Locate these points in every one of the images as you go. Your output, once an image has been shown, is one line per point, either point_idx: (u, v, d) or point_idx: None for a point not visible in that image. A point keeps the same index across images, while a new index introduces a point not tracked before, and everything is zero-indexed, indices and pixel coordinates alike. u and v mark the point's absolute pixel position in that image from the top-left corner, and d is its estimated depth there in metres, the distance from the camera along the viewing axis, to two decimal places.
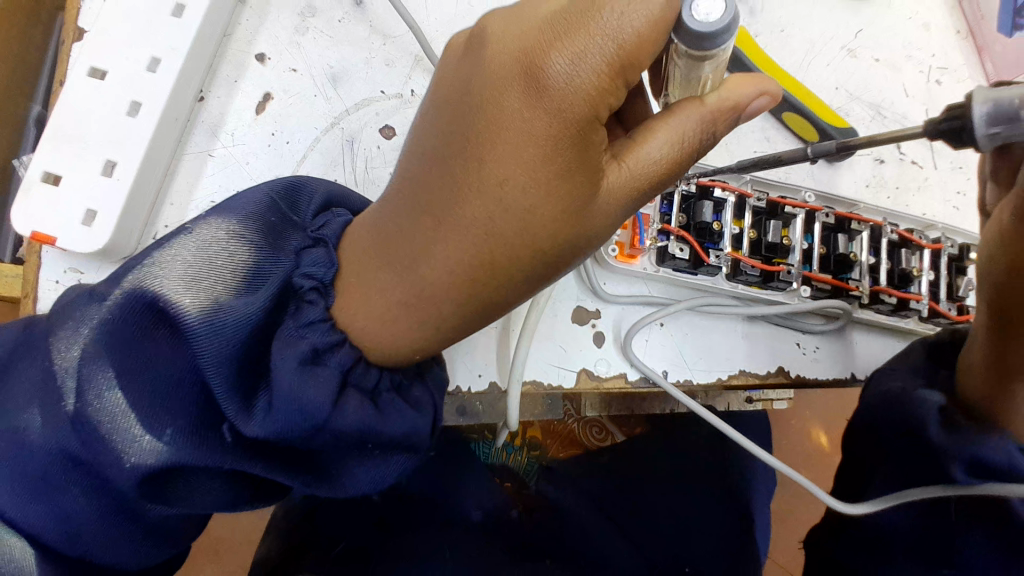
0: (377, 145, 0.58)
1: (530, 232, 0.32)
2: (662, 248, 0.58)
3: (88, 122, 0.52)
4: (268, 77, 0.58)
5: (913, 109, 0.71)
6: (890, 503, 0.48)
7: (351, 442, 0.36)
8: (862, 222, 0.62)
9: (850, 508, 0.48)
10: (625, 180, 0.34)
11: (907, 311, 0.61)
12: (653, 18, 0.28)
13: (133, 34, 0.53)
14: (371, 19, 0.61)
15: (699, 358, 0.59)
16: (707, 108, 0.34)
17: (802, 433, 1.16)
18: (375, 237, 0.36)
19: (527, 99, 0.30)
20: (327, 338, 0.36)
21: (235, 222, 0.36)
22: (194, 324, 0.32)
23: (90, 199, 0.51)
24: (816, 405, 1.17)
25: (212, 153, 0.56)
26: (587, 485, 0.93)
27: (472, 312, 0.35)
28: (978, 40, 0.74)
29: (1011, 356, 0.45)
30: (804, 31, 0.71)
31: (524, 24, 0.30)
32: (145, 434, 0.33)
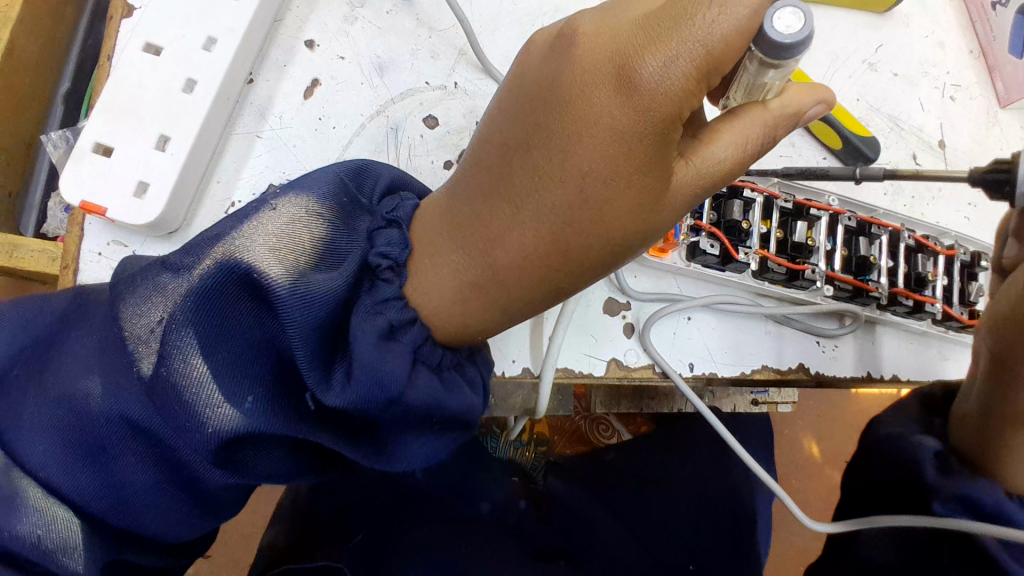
0: (420, 134, 0.60)
1: (604, 222, 0.34)
2: (694, 243, 0.60)
3: (142, 97, 0.53)
4: (316, 63, 0.59)
5: (929, 122, 0.74)
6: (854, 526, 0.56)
7: (417, 416, 0.38)
8: (881, 226, 0.64)
9: (813, 523, 0.58)
10: (692, 178, 0.36)
11: (922, 313, 0.64)
12: (738, 27, 0.29)
13: (190, 14, 0.55)
14: (418, 12, 0.62)
15: (724, 353, 0.61)
16: (771, 113, 0.35)
17: (800, 436, 1.19)
18: (447, 222, 0.38)
19: (614, 98, 0.32)
20: (402, 315, 0.37)
21: (314, 201, 0.37)
22: (280, 297, 0.34)
23: (142, 171, 0.52)
24: (814, 409, 1.21)
25: (260, 135, 0.57)
26: (590, 480, 0.95)
27: (538, 294, 0.38)
28: (990, 60, 0.77)
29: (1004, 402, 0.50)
30: (828, 43, 0.73)
31: (617, 27, 0.32)
32: (225, 401, 0.34)
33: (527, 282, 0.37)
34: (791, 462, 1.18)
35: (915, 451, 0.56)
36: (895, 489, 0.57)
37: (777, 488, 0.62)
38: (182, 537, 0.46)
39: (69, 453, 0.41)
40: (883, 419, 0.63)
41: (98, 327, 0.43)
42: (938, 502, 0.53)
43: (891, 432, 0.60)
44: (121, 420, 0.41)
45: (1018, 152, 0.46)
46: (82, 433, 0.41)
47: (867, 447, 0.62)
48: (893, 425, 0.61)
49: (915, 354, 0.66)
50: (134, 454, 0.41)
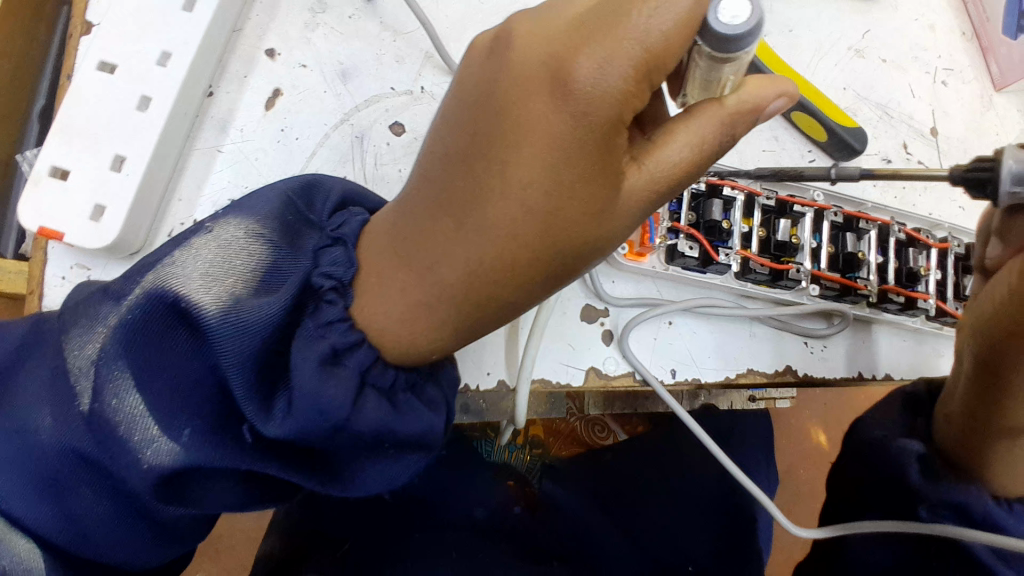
0: (386, 142, 0.58)
1: (550, 235, 0.33)
2: (672, 246, 0.58)
3: (97, 118, 0.52)
4: (277, 73, 0.58)
5: (920, 109, 0.71)
6: (838, 532, 0.54)
7: (368, 442, 0.36)
8: (870, 221, 0.62)
9: (798, 530, 0.56)
10: (645, 183, 0.34)
11: (915, 310, 0.62)
12: (681, 20, 0.28)
13: (143, 29, 0.54)
14: (381, 16, 0.60)
15: (707, 358, 0.59)
16: (727, 111, 0.33)
17: (806, 429, 1.16)
18: (392, 240, 0.37)
19: (551, 104, 0.30)
20: (347, 337, 0.36)
21: (253, 221, 0.36)
22: (214, 324, 0.32)
23: (98, 194, 0.51)
24: (817, 404, 1.18)
25: (221, 150, 0.56)
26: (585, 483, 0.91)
27: (491, 311, 0.36)
28: (984, 42, 0.74)
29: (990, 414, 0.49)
30: (813, 31, 0.70)
31: (551, 28, 0.30)
32: (164, 434, 0.33)
33: (478, 300, 0.35)
34: (795, 453, 1.15)
35: (898, 455, 0.56)
36: (881, 492, 0.57)
37: (766, 498, 0.60)
38: (148, 565, 0.45)
39: (22, 488, 0.40)
40: (868, 418, 0.62)
41: (49, 358, 0.41)
42: (924, 507, 0.53)
43: (873, 436, 0.59)
44: (70, 453, 0.40)
45: (1002, 148, 0.43)
46: (34, 466, 0.40)
47: (856, 454, 0.61)
48: (878, 425, 0.60)
49: (909, 352, 0.63)
50: (87, 486, 0.40)
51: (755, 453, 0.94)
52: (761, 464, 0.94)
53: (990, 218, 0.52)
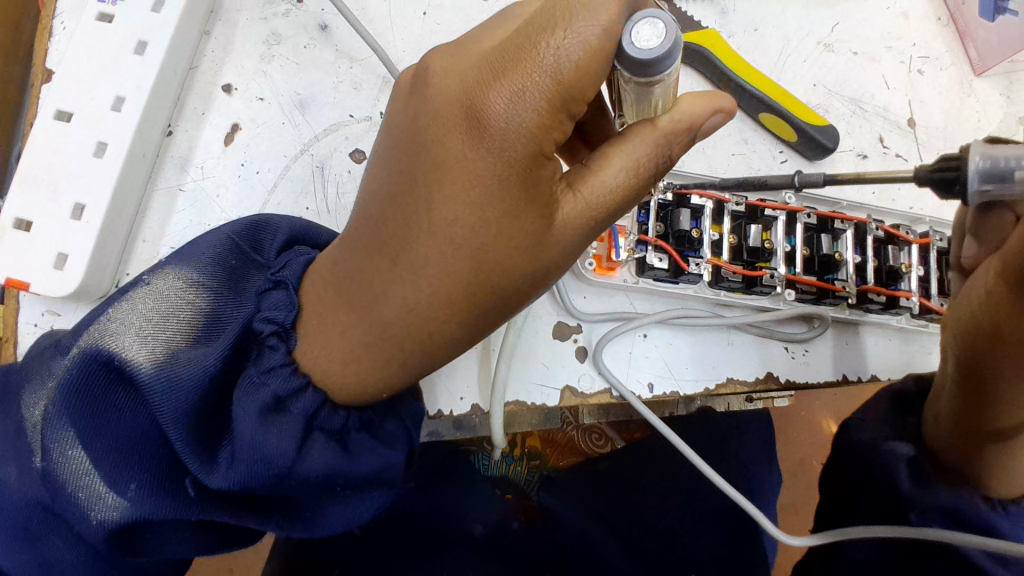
0: (347, 170, 0.58)
1: (485, 268, 0.32)
2: (642, 259, 0.57)
3: (57, 168, 0.52)
4: (234, 108, 0.58)
5: (895, 100, 0.70)
6: (830, 539, 0.52)
7: (319, 487, 0.35)
8: (845, 220, 0.60)
9: (789, 540, 0.56)
10: (581, 210, 0.33)
11: (898, 309, 0.60)
12: (590, 49, 0.27)
13: (97, 76, 0.54)
14: (337, 43, 0.60)
15: (685, 369, 0.58)
16: (660, 131, 0.33)
17: (818, 421, 1.12)
18: (333, 282, 0.36)
19: (469, 140, 0.30)
20: (290, 383, 0.35)
21: (192, 270, 0.36)
22: (151, 379, 0.32)
23: (61, 242, 0.51)
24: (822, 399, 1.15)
25: (183, 188, 0.56)
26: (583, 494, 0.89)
27: (436, 348, 0.35)
28: (960, 27, 0.72)
29: (979, 421, 0.47)
30: (780, 28, 0.68)
31: (466, 64, 0.30)
32: (109, 491, 0.32)
33: (421, 337, 0.35)
34: (805, 447, 1.12)
35: (888, 458, 0.55)
36: (872, 499, 0.55)
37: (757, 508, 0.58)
38: None
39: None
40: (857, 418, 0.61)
41: (9, 407, 0.39)
42: (915, 513, 0.51)
43: (863, 438, 0.58)
44: (35, 505, 0.38)
45: (966, 146, 0.41)
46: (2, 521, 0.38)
47: (846, 462, 0.59)
48: (867, 427, 0.58)
49: (895, 351, 0.62)
50: (59, 536, 0.38)
51: (754, 456, 0.92)
52: (761, 467, 0.92)
53: (964, 215, 0.50)
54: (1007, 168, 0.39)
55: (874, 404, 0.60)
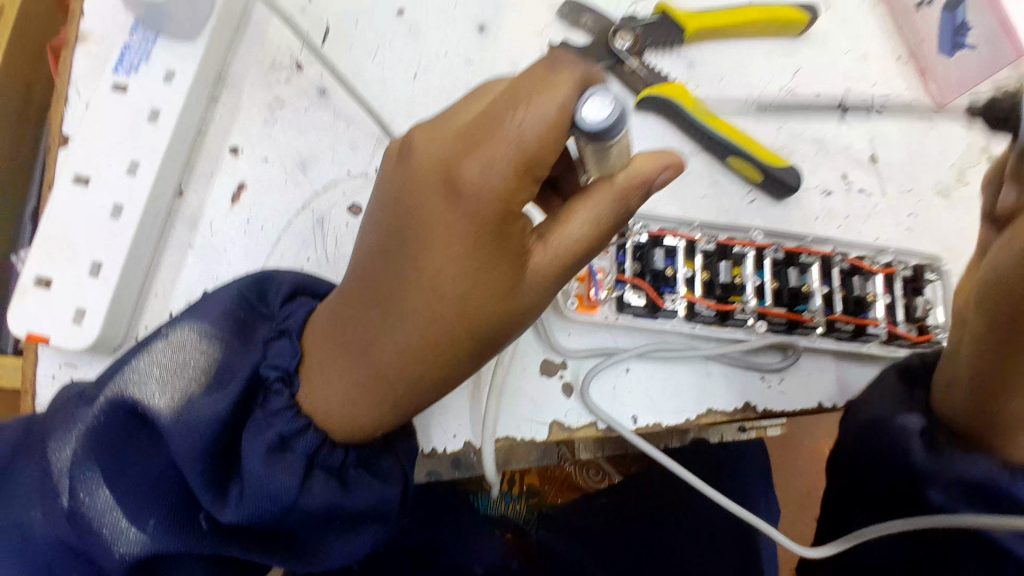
0: (345, 223, 0.62)
1: (466, 313, 0.36)
2: (620, 297, 0.61)
3: (76, 230, 0.56)
4: (241, 169, 0.63)
5: (857, 139, 0.73)
6: (850, 544, 0.54)
7: (321, 520, 0.38)
8: (811, 254, 0.65)
9: (805, 551, 0.56)
10: (551, 259, 0.37)
11: (867, 336, 0.63)
12: (549, 122, 0.32)
13: (114, 146, 0.59)
14: (334, 106, 0.65)
15: (666, 402, 0.61)
16: (616, 188, 0.37)
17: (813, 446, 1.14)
18: (331, 329, 0.40)
19: (448, 202, 0.34)
20: (293, 424, 0.39)
21: (204, 323, 0.39)
22: (170, 422, 0.36)
23: (78, 298, 0.55)
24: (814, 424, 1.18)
25: (193, 245, 0.61)
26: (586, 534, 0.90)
27: (424, 386, 0.39)
28: (921, 62, 0.75)
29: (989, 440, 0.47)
30: (744, 77, 0.73)
31: (444, 136, 0.34)
32: (131, 526, 0.36)
33: (411, 378, 0.38)
34: (800, 471, 1.13)
35: (867, 478, 0.57)
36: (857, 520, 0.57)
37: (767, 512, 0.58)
38: None
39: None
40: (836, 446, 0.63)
41: (36, 456, 0.41)
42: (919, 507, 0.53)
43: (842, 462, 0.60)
44: (58, 545, 0.40)
45: None
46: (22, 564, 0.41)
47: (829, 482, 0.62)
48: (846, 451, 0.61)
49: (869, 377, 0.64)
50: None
51: (747, 483, 0.94)
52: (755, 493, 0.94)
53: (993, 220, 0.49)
54: None
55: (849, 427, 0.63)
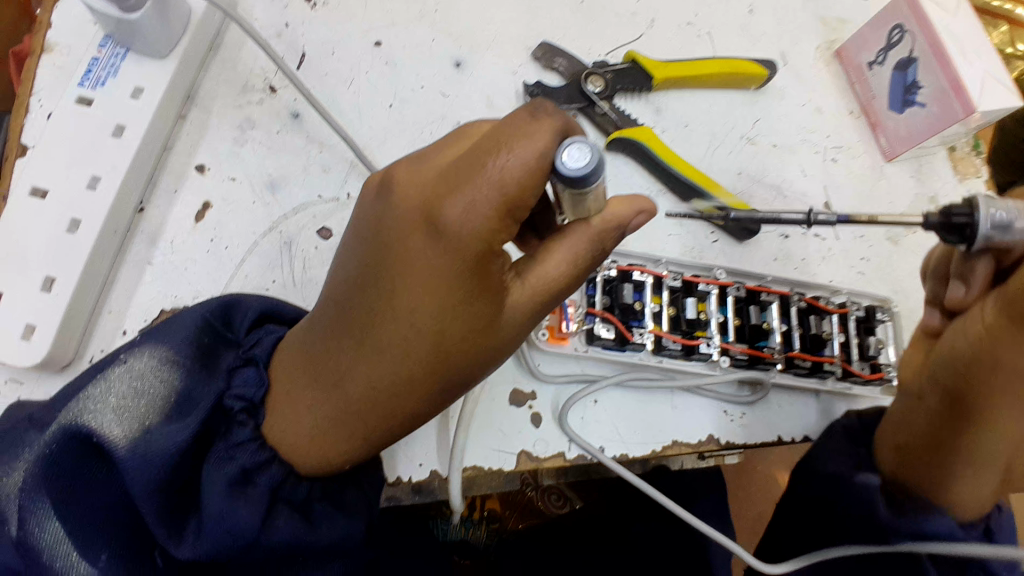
0: (314, 246, 0.61)
1: (443, 349, 0.37)
2: (590, 330, 0.62)
3: (29, 242, 0.54)
4: (206, 186, 0.62)
5: (812, 187, 0.77)
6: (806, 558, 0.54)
7: (283, 558, 0.38)
8: (771, 293, 0.67)
9: (768, 569, 0.53)
10: (528, 296, 0.38)
11: (823, 372, 0.66)
12: (530, 168, 0.32)
13: (74, 157, 0.57)
14: (308, 129, 0.65)
15: (631, 432, 0.62)
16: (593, 230, 0.39)
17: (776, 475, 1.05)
18: (301, 359, 0.40)
19: (428, 241, 0.35)
20: (256, 457, 0.39)
21: (168, 350, 0.39)
22: (125, 453, 0.36)
23: (29, 314, 0.52)
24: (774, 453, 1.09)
25: (151, 262, 0.59)
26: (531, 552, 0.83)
27: (396, 418, 0.39)
28: (870, 118, 0.81)
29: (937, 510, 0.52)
30: (709, 122, 0.76)
31: (423, 176, 0.36)
32: (81, 562, 0.35)
33: (382, 410, 0.39)
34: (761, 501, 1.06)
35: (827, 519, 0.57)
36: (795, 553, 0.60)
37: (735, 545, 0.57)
38: None
39: None
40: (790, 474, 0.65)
41: None
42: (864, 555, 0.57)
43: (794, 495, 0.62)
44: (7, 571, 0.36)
45: (973, 202, 0.45)
46: None
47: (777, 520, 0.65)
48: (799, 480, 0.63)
49: (822, 413, 0.67)
50: None
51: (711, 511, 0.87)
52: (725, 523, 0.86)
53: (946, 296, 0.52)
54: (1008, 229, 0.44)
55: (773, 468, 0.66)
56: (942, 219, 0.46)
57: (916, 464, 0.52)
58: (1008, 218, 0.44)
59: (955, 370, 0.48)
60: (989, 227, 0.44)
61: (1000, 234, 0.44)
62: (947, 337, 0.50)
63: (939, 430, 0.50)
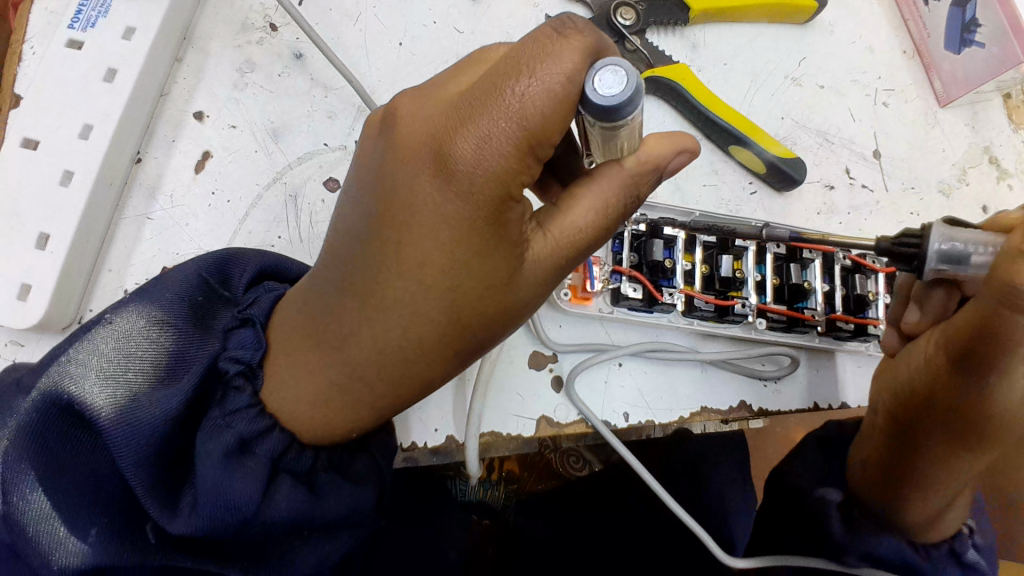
0: (321, 199, 0.57)
1: (456, 311, 0.33)
2: (616, 289, 0.57)
3: (22, 196, 0.51)
4: (206, 135, 0.57)
5: (861, 133, 0.70)
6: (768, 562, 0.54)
7: (287, 531, 0.36)
8: (813, 250, 0.62)
9: (731, 561, 0.55)
10: (551, 250, 0.34)
11: (866, 335, 0.61)
12: (557, 95, 0.28)
13: (64, 103, 0.53)
14: (312, 71, 0.60)
15: (658, 398, 0.58)
16: (627, 172, 0.34)
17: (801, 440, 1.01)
18: (303, 319, 0.37)
19: (438, 185, 0.31)
20: (255, 425, 0.36)
21: (156, 310, 0.37)
22: (109, 421, 0.33)
23: (25, 272, 0.49)
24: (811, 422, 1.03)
25: (150, 217, 0.55)
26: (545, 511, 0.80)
27: (407, 386, 0.36)
28: (926, 58, 0.73)
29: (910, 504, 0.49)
30: (749, 61, 0.70)
31: (431, 111, 0.31)
32: (71, 535, 0.33)
33: (390, 377, 0.36)
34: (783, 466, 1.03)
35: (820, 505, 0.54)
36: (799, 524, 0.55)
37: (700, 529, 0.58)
38: None
39: None
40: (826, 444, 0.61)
41: None
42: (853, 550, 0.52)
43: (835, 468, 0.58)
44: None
45: (927, 224, 0.42)
46: None
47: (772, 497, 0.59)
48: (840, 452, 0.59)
49: (863, 378, 0.62)
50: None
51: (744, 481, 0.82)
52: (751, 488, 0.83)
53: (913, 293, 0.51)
54: (964, 252, 0.41)
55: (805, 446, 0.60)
56: (890, 247, 0.44)
57: (869, 471, 0.52)
58: (962, 253, 0.41)
59: (901, 401, 0.49)
60: (938, 259, 0.42)
61: (952, 267, 0.42)
62: (900, 363, 0.50)
63: (889, 454, 0.50)
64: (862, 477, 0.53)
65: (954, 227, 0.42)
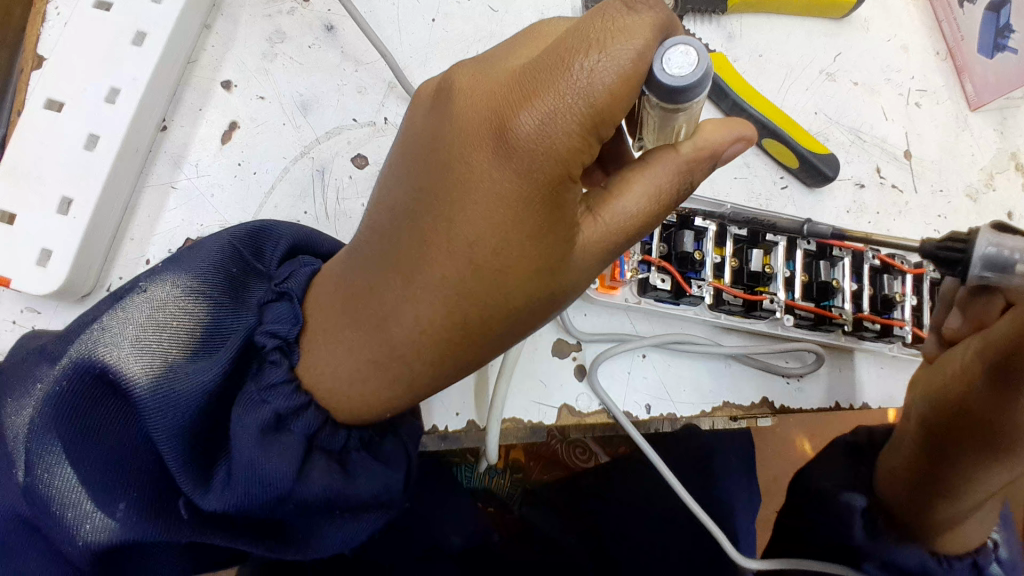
0: (348, 175, 0.56)
1: (501, 291, 0.33)
2: (644, 279, 0.56)
3: (44, 160, 0.49)
4: (234, 105, 0.56)
5: (894, 132, 0.69)
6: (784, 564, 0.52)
7: (318, 509, 0.36)
8: (843, 248, 0.61)
9: (746, 561, 0.53)
10: (600, 235, 0.33)
11: (892, 337, 0.60)
12: (624, 74, 0.28)
13: (90, 66, 0.51)
14: (342, 45, 0.59)
15: (682, 391, 0.58)
16: (682, 158, 0.33)
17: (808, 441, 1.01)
18: (342, 294, 0.37)
19: (495, 160, 0.30)
20: (291, 401, 0.35)
21: (190, 279, 0.36)
22: (146, 391, 0.33)
23: (46, 238, 0.48)
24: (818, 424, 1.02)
25: (175, 186, 0.54)
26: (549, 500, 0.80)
27: (446, 366, 0.36)
28: (958, 60, 0.72)
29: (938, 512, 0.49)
30: (784, 54, 0.68)
31: (489, 84, 0.31)
32: (99, 509, 0.33)
33: (429, 356, 0.35)
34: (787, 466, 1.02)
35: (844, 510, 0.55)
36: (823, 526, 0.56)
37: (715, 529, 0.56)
38: None
39: None
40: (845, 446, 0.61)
41: None
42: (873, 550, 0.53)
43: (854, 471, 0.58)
44: (15, 518, 0.34)
45: (975, 228, 0.41)
46: None
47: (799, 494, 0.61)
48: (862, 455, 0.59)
49: (886, 380, 0.62)
50: (37, 551, 0.35)
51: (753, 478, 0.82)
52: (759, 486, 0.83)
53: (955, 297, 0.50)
54: (1009, 260, 0.40)
55: (827, 455, 0.61)
56: (935, 250, 0.43)
57: (896, 478, 0.52)
58: (1008, 259, 0.40)
59: (931, 407, 0.48)
60: (982, 266, 0.41)
61: (995, 275, 0.41)
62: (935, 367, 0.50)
63: (917, 461, 0.50)
64: (889, 484, 0.53)
65: (1002, 233, 0.41)
